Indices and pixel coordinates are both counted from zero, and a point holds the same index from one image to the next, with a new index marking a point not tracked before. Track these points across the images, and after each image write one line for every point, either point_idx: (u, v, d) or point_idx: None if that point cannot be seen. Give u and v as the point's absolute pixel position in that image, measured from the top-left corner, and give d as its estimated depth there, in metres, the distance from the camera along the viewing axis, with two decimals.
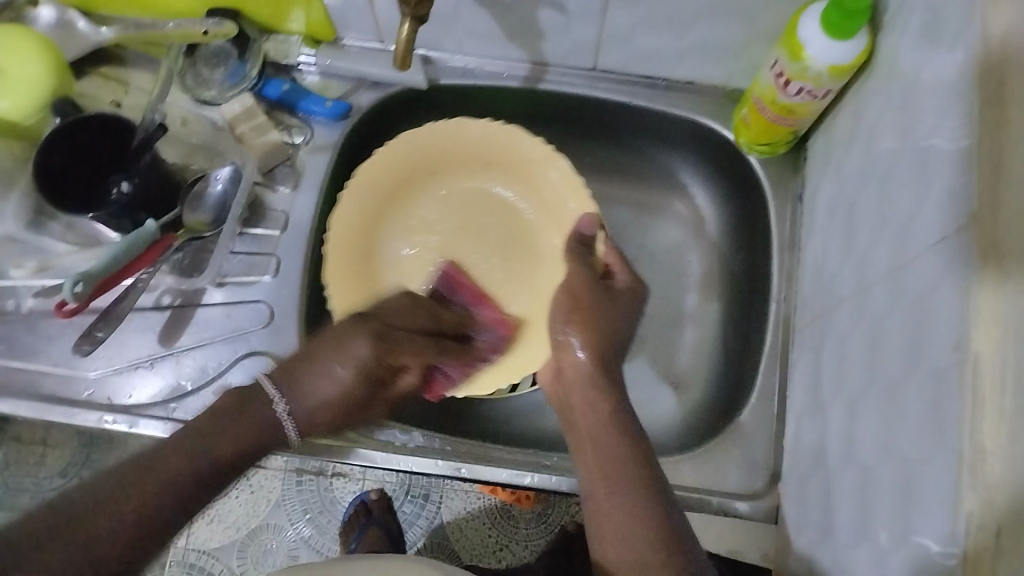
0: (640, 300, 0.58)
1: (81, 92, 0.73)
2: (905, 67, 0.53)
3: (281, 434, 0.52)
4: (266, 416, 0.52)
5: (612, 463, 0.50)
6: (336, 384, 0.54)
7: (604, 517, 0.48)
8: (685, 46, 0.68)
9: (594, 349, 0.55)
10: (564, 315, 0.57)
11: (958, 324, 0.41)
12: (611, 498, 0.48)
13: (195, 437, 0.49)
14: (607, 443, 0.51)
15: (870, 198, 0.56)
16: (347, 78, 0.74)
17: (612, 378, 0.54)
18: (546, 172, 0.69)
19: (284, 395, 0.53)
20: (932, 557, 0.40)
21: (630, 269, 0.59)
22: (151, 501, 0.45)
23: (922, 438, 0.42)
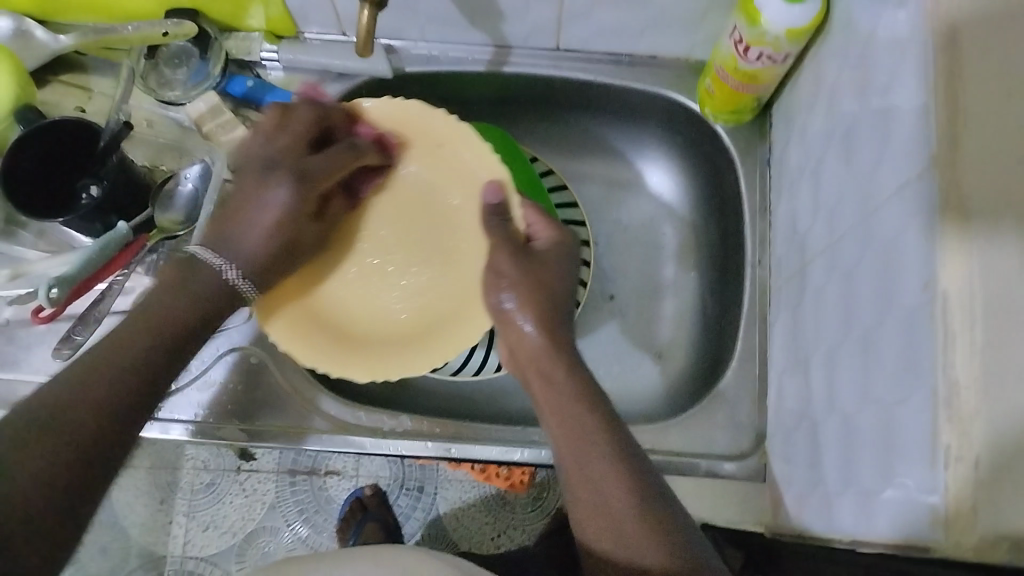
0: (567, 248, 0.57)
1: (45, 101, 0.73)
2: (860, 24, 0.54)
3: (236, 296, 0.54)
4: (207, 291, 0.52)
5: (584, 442, 0.48)
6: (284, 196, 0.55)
7: (580, 474, 0.47)
8: (645, 20, 0.68)
9: (541, 316, 0.52)
10: (489, 281, 0.55)
11: (925, 266, 0.42)
12: (590, 480, 0.47)
13: (139, 324, 0.48)
14: (571, 410, 0.49)
15: (835, 155, 0.57)
16: (312, 72, 0.74)
17: (557, 345, 0.52)
18: (461, 143, 0.62)
19: (215, 251, 0.54)
20: (913, 495, 0.41)
21: (555, 226, 0.58)
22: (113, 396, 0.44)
23: (898, 380, 0.43)
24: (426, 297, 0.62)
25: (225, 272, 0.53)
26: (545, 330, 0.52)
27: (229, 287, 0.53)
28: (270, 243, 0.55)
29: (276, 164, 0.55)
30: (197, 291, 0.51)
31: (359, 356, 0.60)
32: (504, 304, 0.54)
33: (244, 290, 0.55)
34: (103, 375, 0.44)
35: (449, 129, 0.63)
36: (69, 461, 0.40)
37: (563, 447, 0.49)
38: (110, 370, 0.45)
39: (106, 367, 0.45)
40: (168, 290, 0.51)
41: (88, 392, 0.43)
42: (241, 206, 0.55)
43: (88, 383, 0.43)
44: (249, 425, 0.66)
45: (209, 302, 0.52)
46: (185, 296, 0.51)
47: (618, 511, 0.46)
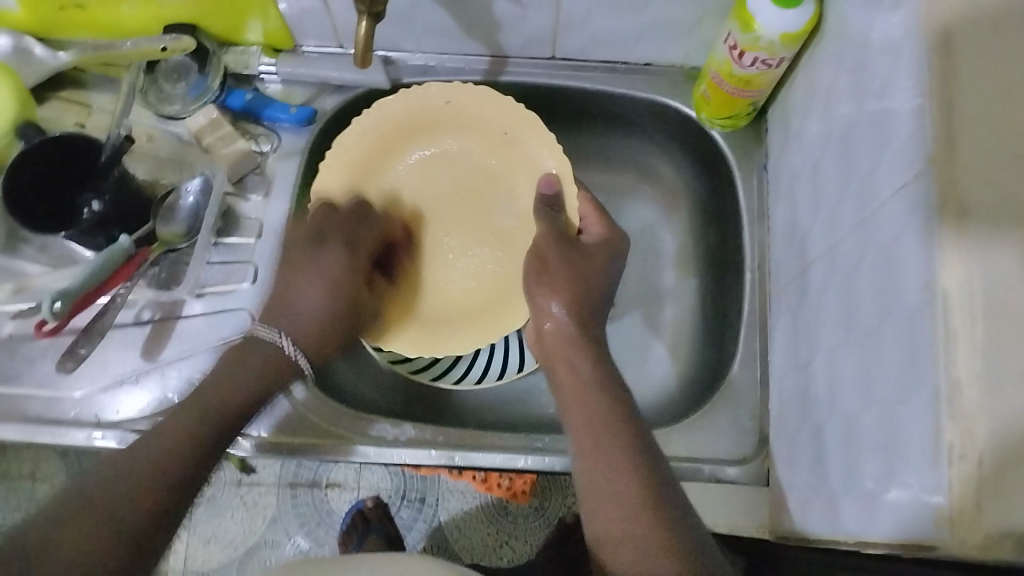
0: (617, 249, 0.61)
1: (45, 117, 0.73)
2: (854, 28, 0.54)
3: (292, 368, 0.58)
4: (263, 361, 0.57)
5: (609, 446, 0.50)
6: (318, 291, 0.58)
7: (598, 486, 0.49)
8: (640, 28, 0.69)
9: (574, 304, 0.56)
10: (537, 278, 0.58)
11: (925, 266, 0.42)
12: (611, 484, 0.48)
13: (192, 405, 0.54)
14: (602, 417, 0.51)
15: (832, 159, 0.57)
16: (310, 84, 0.75)
17: (590, 340, 0.56)
18: (524, 131, 0.65)
19: (281, 323, 0.58)
20: (917, 494, 0.41)
21: (606, 219, 0.62)
22: (160, 471, 0.50)
23: (900, 380, 0.44)
24: (478, 279, 0.66)
25: (283, 344, 0.57)
26: (576, 319, 0.56)
27: (278, 361, 0.57)
28: (333, 299, 0.58)
29: (321, 238, 0.60)
30: (252, 370, 0.56)
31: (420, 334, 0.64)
32: (551, 305, 0.56)
33: (300, 364, 0.58)
34: (146, 451, 0.50)
35: (508, 115, 0.65)
36: (117, 535, 0.47)
37: (587, 451, 0.50)
38: (170, 439, 0.51)
39: (160, 442, 0.51)
40: (230, 367, 0.56)
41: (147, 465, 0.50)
42: (283, 299, 0.58)
43: (135, 467, 0.49)
44: (253, 436, 0.66)
45: (271, 369, 0.57)
46: (242, 377, 0.56)
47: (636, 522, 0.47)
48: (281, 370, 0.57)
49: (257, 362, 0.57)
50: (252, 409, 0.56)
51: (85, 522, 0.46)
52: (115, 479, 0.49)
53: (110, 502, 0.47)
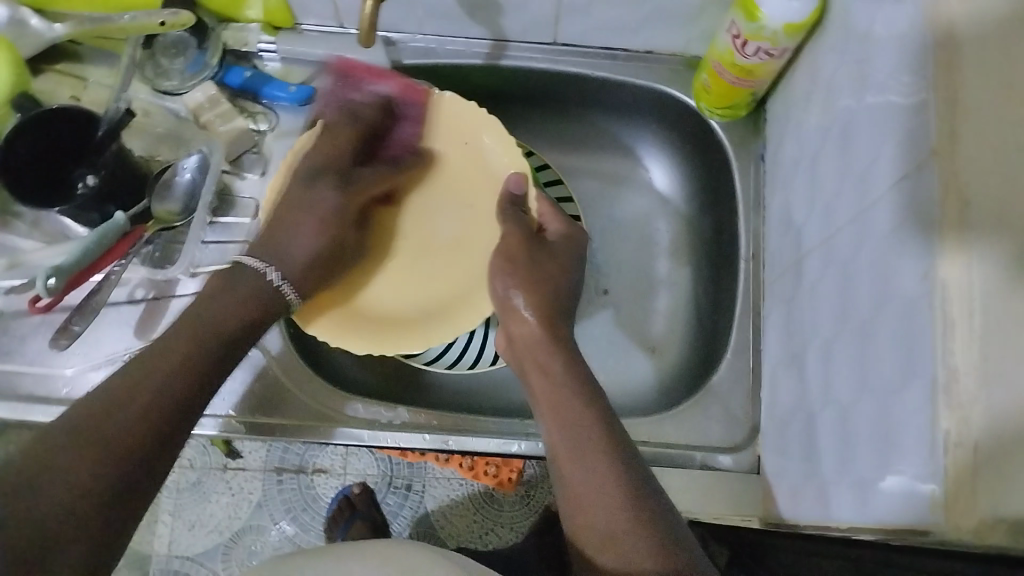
0: (578, 244, 0.62)
1: (40, 90, 0.72)
2: (857, 20, 0.55)
3: (278, 299, 0.57)
4: (255, 292, 0.55)
5: (575, 421, 0.50)
6: (318, 224, 0.60)
7: (580, 489, 0.48)
8: (642, 15, 0.69)
9: (545, 308, 0.56)
10: (504, 277, 0.59)
11: (924, 257, 0.42)
12: (580, 465, 0.48)
13: (187, 327, 0.51)
14: (563, 399, 0.51)
15: (831, 151, 0.58)
16: (309, 63, 0.74)
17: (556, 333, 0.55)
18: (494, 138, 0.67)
19: (273, 262, 0.58)
20: (911, 482, 0.42)
21: (560, 214, 0.63)
22: (158, 411, 0.46)
23: (895, 370, 0.44)
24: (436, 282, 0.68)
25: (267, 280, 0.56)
26: (545, 319, 0.55)
27: (257, 295, 0.55)
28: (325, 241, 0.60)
29: (319, 172, 0.61)
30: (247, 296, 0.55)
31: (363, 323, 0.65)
32: (514, 298, 0.57)
33: (289, 299, 0.58)
34: (153, 370, 0.47)
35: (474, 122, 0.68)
36: (103, 465, 0.42)
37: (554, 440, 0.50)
38: (174, 371, 0.48)
39: (155, 372, 0.47)
40: (221, 293, 0.54)
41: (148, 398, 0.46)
42: (277, 229, 0.59)
43: (128, 404, 0.45)
44: (245, 417, 0.66)
45: (260, 303, 0.55)
46: (232, 301, 0.54)
47: (611, 517, 0.46)
48: (267, 308, 0.56)
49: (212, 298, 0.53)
50: (241, 343, 0.54)
51: (89, 452, 0.42)
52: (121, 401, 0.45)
53: (120, 438, 0.43)
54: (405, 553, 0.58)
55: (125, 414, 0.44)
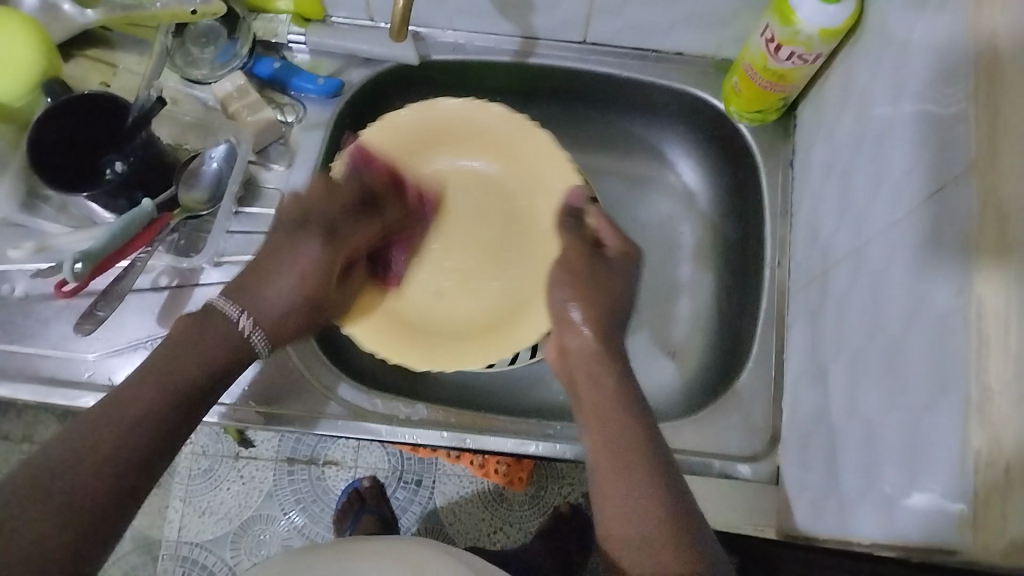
0: (635, 262, 0.58)
1: (70, 75, 0.72)
2: (895, 28, 0.54)
3: (248, 348, 0.51)
4: (224, 335, 0.50)
5: (624, 446, 0.48)
6: (296, 288, 0.54)
7: (608, 489, 0.47)
8: (674, 17, 0.69)
9: (599, 318, 0.54)
10: (561, 285, 0.56)
11: (959, 272, 0.42)
12: (620, 489, 0.46)
13: (154, 377, 0.46)
14: (613, 413, 0.49)
15: (863, 160, 0.57)
16: (338, 56, 0.74)
17: (613, 350, 0.53)
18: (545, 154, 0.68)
19: (246, 313, 0.52)
20: (938, 500, 0.41)
21: (619, 231, 0.59)
22: (116, 457, 0.42)
23: (925, 384, 0.44)
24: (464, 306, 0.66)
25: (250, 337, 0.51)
26: (602, 335, 0.53)
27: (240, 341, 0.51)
28: (307, 295, 0.55)
29: (309, 223, 0.56)
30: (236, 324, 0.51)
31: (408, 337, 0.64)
32: (569, 307, 0.55)
33: (259, 349, 0.52)
34: (113, 422, 0.43)
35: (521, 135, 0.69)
36: (98, 475, 0.41)
37: (598, 449, 0.48)
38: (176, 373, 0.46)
39: (145, 386, 0.45)
40: (188, 340, 0.48)
41: (145, 404, 0.44)
42: (270, 266, 0.54)
43: (125, 411, 0.43)
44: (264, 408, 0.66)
45: (228, 349, 0.50)
46: (196, 352, 0.48)
47: (635, 522, 0.45)
48: (243, 356, 0.51)
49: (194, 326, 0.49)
50: (214, 390, 0.48)
51: (85, 449, 0.41)
52: (117, 406, 0.43)
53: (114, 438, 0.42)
54: (419, 552, 0.58)
55: (109, 426, 0.42)
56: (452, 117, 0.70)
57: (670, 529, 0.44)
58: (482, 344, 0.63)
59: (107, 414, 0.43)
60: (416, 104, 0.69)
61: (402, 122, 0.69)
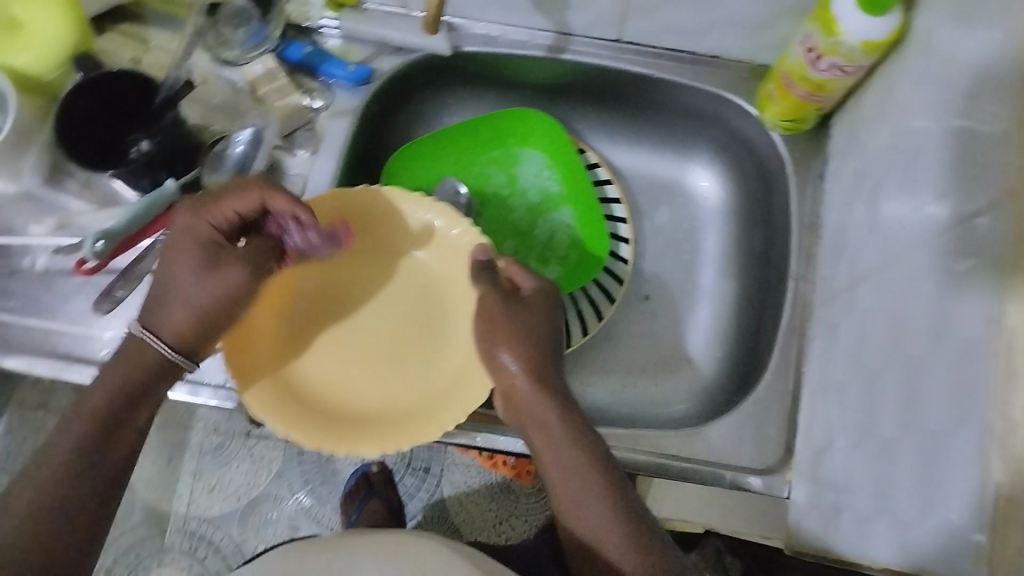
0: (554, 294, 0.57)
1: (101, 50, 0.72)
2: (940, 43, 0.53)
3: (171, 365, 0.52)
4: (150, 361, 0.51)
5: (581, 487, 0.49)
6: (207, 293, 0.51)
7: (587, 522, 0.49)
8: (710, 18, 0.67)
9: (531, 358, 0.53)
10: (487, 339, 0.55)
11: (991, 303, 0.40)
12: (595, 531, 0.49)
13: (79, 415, 0.49)
14: (563, 450, 0.50)
15: (898, 177, 0.56)
16: (370, 43, 0.74)
17: (548, 389, 0.52)
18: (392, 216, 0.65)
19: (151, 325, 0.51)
20: (957, 532, 0.40)
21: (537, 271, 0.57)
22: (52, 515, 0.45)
23: (950, 412, 0.42)
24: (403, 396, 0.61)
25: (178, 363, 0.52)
26: (534, 376, 0.52)
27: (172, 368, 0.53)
28: (224, 298, 0.52)
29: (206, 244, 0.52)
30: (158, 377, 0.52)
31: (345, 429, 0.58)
32: (503, 358, 0.53)
33: (180, 362, 0.52)
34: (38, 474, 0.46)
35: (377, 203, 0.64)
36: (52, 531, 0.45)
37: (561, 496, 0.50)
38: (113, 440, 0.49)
39: (69, 440, 0.48)
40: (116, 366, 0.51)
41: (97, 465, 0.48)
42: (163, 284, 0.51)
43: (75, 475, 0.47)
44: None
45: (153, 371, 0.51)
46: (115, 386, 0.50)
47: (621, 550, 0.47)
48: (171, 369, 0.52)
49: (118, 369, 0.50)
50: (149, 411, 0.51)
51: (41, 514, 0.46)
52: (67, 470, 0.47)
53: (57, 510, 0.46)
54: (419, 548, 0.57)
55: (59, 484, 0.47)
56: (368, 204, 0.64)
57: (639, 538, 0.48)
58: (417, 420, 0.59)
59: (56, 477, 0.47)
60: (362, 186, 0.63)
61: (343, 201, 0.63)
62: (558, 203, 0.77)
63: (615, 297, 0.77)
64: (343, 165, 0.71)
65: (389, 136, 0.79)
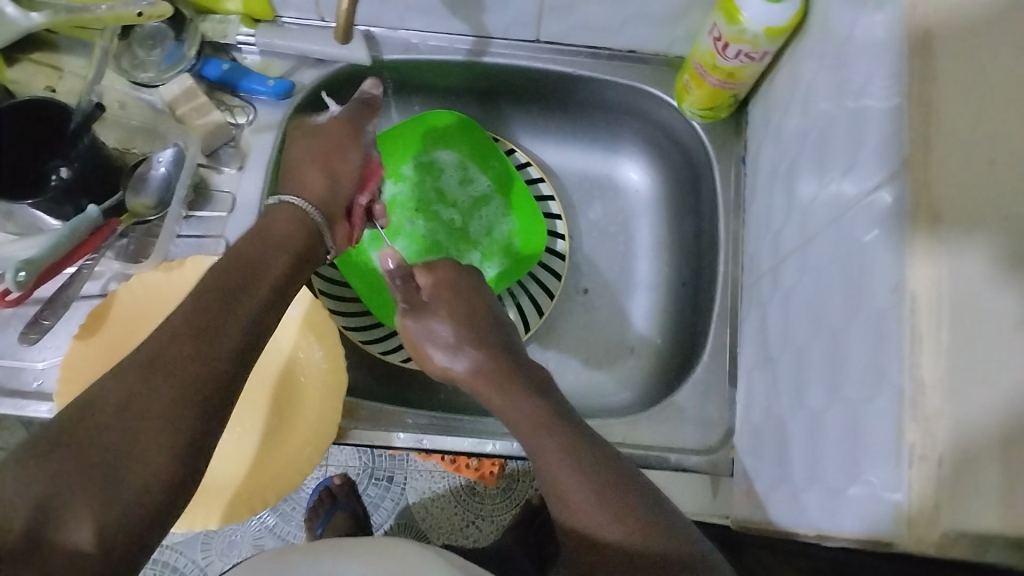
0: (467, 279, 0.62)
1: (14, 80, 0.70)
2: (837, 25, 0.55)
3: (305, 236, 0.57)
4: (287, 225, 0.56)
5: (589, 463, 0.49)
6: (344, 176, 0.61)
7: (562, 485, 0.49)
8: (627, 13, 0.69)
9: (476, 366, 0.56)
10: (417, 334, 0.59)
11: (895, 268, 0.42)
12: (586, 492, 0.48)
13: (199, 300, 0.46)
14: (574, 449, 0.50)
15: (809, 154, 0.57)
16: (288, 56, 0.74)
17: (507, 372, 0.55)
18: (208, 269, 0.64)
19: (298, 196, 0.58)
20: (877, 491, 0.41)
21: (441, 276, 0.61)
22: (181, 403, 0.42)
23: (866, 378, 0.44)
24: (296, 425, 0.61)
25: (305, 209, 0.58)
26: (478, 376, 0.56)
27: (299, 219, 0.57)
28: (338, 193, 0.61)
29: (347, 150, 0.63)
30: (295, 239, 0.56)
31: (241, 508, 0.58)
32: (455, 364, 0.57)
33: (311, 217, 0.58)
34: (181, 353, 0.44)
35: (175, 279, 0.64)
36: (84, 478, 0.38)
37: (558, 476, 0.49)
38: (161, 367, 0.42)
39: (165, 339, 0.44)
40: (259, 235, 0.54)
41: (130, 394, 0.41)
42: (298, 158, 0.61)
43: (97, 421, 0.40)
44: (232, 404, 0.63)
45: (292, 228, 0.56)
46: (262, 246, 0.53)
47: (600, 511, 0.47)
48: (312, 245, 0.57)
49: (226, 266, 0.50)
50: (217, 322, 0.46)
51: (44, 476, 0.37)
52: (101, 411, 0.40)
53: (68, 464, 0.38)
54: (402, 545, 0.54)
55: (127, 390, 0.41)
56: (158, 289, 0.64)
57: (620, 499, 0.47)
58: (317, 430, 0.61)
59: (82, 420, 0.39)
60: (163, 267, 0.64)
61: (150, 291, 0.64)
62: (487, 198, 0.78)
63: (554, 293, 0.79)
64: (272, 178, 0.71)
65: None
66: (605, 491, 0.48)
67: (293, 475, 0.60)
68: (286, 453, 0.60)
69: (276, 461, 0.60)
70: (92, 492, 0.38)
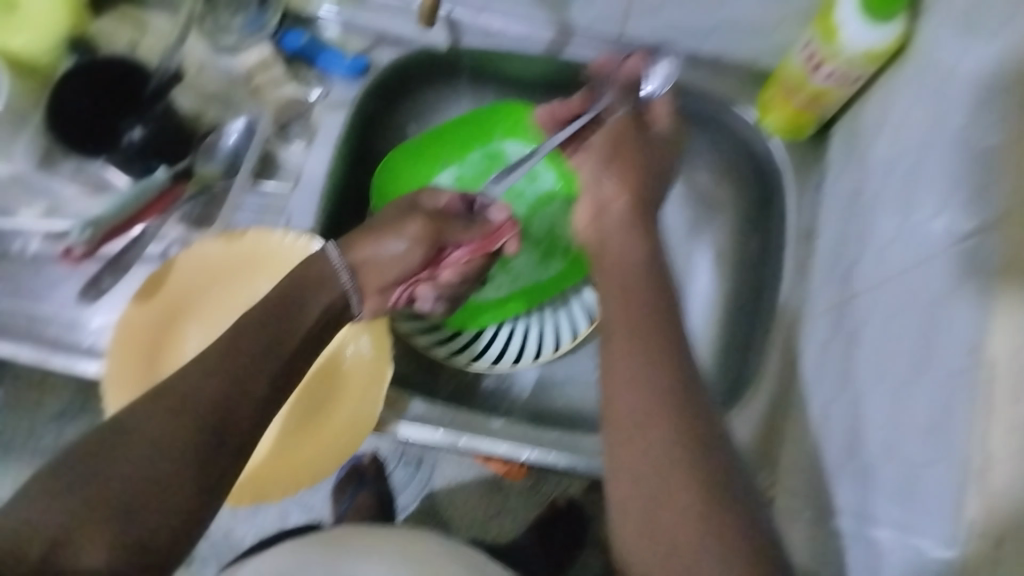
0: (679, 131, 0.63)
1: (101, 31, 0.70)
2: (941, 57, 0.52)
3: (336, 285, 0.56)
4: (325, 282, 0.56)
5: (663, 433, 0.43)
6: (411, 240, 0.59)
7: (642, 461, 0.43)
8: (718, 18, 0.67)
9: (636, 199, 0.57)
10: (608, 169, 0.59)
11: (974, 328, 0.40)
12: (647, 459, 0.43)
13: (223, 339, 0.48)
14: (650, 412, 0.44)
15: (893, 188, 0.55)
16: (367, 34, 0.73)
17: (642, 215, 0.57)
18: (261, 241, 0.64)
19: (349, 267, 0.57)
20: (927, 559, 0.39)
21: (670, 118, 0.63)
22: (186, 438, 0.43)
23: (929, 438, 0.42)
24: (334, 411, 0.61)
25: (341, 281, 0.56)
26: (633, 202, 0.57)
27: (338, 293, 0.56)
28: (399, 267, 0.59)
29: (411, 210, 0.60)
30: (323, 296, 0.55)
31: (276, 488, 0.59)
32: (611, 195, 0.58)
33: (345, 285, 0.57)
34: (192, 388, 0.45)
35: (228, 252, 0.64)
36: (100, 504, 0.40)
37: (626, 426, 0.44)
38: (189, 401, 0.44)
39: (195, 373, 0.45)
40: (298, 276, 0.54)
41: (154, 428, 0.43)
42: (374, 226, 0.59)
43: (113, 454, 0.41)
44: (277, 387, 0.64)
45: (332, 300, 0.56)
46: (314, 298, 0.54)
47: (672, 483, 0.42)
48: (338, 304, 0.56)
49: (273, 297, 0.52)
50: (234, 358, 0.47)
51: (63, 510, 0.39)
52: (131, 439, 0.42)
53: (85, 496, 0.40)
54: (430, 549, 0.54)
55: (145, 428, 0.43)
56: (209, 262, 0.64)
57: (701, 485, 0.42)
58: (355, 418, 0.61)
59: (101, 456, 0.41)
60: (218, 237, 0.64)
61: (203, 262, 0.64)
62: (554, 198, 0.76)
63: None
64: (338, 157, 0.70)
65: (385, 134, 0.77)
66: (682, 455, 0.43)
67: (330, 461, 0.60)
68: (327, 436, 0.61)
69: (315, 444, 0.61)
70: (106, 521, 0.40)
